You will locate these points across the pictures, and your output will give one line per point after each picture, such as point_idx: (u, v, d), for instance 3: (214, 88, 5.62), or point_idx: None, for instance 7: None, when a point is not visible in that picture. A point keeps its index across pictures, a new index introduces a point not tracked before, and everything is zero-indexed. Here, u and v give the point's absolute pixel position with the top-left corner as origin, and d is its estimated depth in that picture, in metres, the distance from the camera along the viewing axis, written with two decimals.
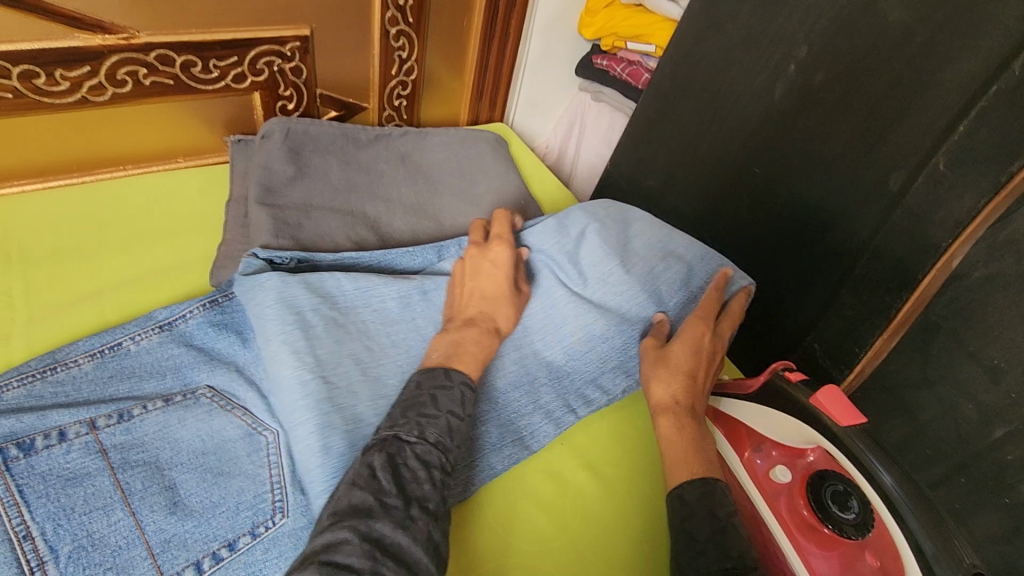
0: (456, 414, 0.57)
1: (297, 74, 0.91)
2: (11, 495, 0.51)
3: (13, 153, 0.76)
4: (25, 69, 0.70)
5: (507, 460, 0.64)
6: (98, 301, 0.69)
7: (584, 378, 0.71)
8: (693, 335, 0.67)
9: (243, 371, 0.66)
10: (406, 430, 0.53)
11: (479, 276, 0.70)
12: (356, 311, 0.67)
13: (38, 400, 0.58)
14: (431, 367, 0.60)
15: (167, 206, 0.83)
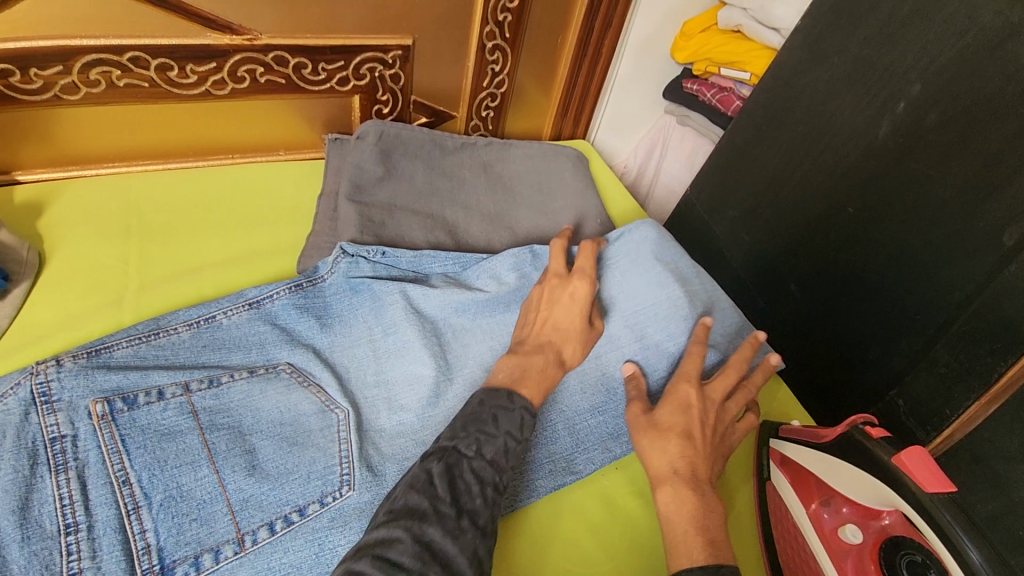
0: (515, 436, 0.58)
1: (395, 80, 0.95)
2: (115, 442, 0.56)
3: (143, 135, 0.85)
4: (162, 62, 0.78)
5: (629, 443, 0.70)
6: (199, 275, 0.75)
7: None
8: (681, 396, 0.65)
9: (320, 354, 0.69)
10: (465, 443, 0.56)
11: (555, 307, 0.71)
12: (481, 319, 0.75)
13: (142, 360, 0.63)
14: (497, 387, 0.62)
15: (267, 192, 0.89)
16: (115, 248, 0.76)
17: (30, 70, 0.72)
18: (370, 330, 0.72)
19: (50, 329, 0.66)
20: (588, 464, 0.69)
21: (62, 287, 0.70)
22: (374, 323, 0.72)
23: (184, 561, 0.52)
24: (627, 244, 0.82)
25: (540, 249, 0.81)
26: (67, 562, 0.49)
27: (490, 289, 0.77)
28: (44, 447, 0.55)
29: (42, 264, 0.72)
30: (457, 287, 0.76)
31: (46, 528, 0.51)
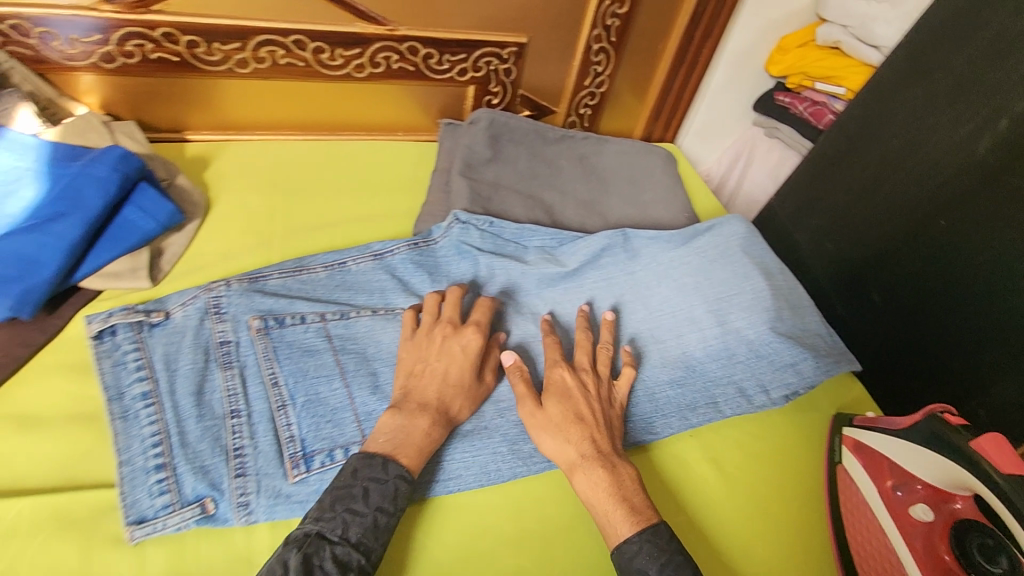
0: (385, 510, 0.57)
1: (507, 74, 1.05)
2: (269, 351, 0.67)
3: (291, 109, 0.98)
4: (317, 45, 0.90)
5: (702, 418, 0.76)
6: (331, 228, 0.87)
7: (754, 385, 0.78)
8: (560, 383, 0.69)
9: None
10: (330, 527, 0.54)
11: (444, 358, 0.67)
12: (572, 291, 0.83)
13: (288, 290, 0.75)
14: (373, 452, 0.60)
15: (387, 166, 1.00)
16: (265, 200, 0.89)
17: (213, 45, 0.86)
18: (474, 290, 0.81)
19: (214, 259, 0.79)
20: (666, 428, 0.74)
21: (223, 226, 0.83)
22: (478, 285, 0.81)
23: (321, 453, 0.62)
24: (714, 237, 0.86)
25: (631, 233, 0.87)
26: (232, 439, 0.60)
27: (580, 264, 0.84)
28: (214, 348, 0.67)
29: (208, 206, 0.85)
30: (551, 262, 0.84)
31: (215, 410, 0.62)
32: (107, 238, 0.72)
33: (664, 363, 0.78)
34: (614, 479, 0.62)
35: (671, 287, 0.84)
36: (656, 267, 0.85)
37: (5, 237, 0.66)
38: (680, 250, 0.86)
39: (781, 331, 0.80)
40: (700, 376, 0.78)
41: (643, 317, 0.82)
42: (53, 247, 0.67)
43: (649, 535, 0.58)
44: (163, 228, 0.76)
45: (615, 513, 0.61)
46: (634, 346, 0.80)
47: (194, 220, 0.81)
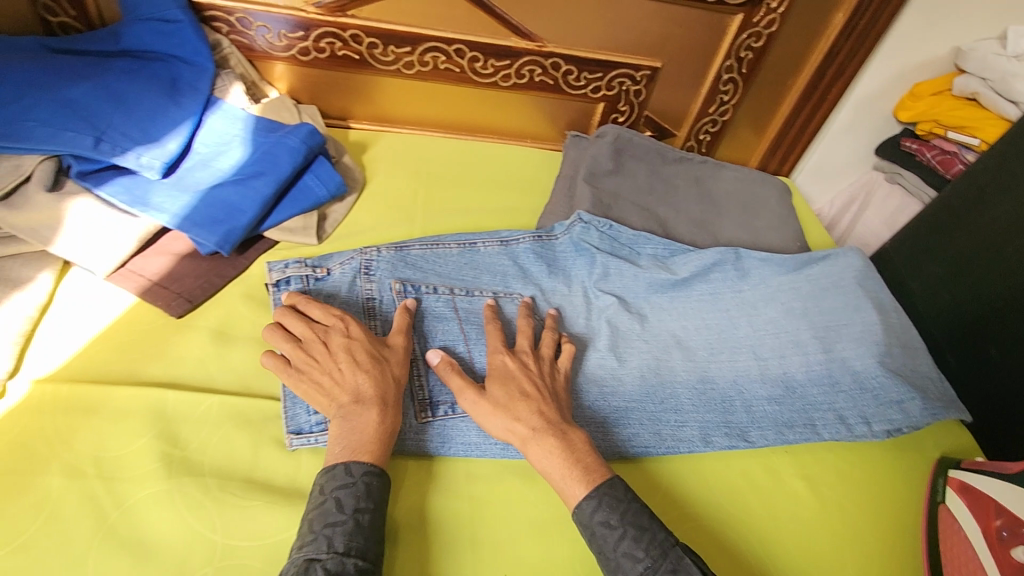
0: (364, 508, 0.58)
1: (637, 95, 1.12)
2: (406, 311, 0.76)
3: (438, 109, 1.10)
4: (473, 54, 1.01)
5: (798, 437, 0.77)
6: (465, 216, 0.98)
7: (856, 415, 0.79)
8: (500, 367, 0.69)
9: (545, 293, 0.85)
10: (314, 547, 0.55)
11: (329, 363, 0.65)
12: (679, 299, 0.88)
13: (424, 261, 0.84)
14: (332, 462, 0.60)
15: (515, 168, 1.10)
16: (410, 185, 1.00)
17: (389, 47, 0.99)
18: (586, 286, 0.87)
19: (367, 231, 0.91)
20: (761, 438, 0.77)
21: (375, 203, 0.95)
22: (592, 281, 0.87)
23: (446, 403, 0.70)
24: (827, 269, 0.89)
25: (744, 253, 0.91)
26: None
27: (688, 274, 0.88)
28: (362, 302, 0.77)
29: (364, 183, 0.98)
30: (661, 270, 0.89)
31: None
32: (288, 199, 0.85)
33: (764, 380, 0.81)
34: (565, 446, 0.64)
35: (778, 310, 0.86)
36: (765, 289, 0.88)
37: (217, 187, 0.81)
38: (791, 276, 0.89)
39: (888, 367, 0.81)
40: (799, 397, 0.80)
41: (747, 333, 0.85)
42: (253, 200, 0.80)
43: (605, 489, 0.61)
44: (330, 196, 0.88)
45: (570, 476, 0.63)
46: (736, 358, 0.83)
47: (352, 194, 0.94)
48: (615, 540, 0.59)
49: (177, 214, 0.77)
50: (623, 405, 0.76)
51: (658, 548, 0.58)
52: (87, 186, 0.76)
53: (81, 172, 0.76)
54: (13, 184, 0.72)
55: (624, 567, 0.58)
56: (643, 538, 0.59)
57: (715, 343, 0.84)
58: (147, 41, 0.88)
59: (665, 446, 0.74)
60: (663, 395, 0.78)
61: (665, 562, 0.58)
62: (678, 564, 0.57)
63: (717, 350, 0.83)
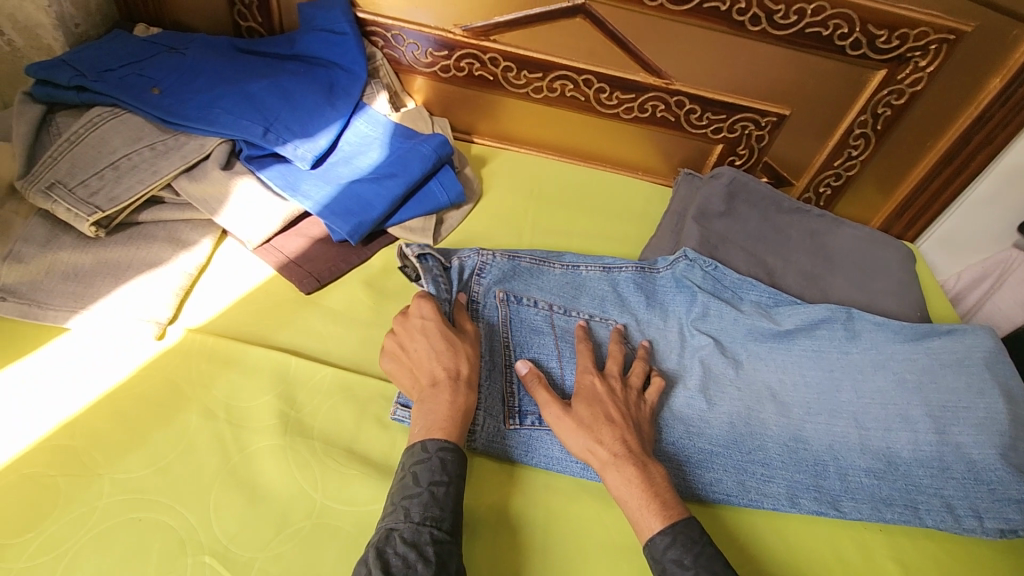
0: (438, 481, 0.61)
1: (759, 141, 1.11)
2: (508, 319, 0.79)
3: (557, 135, 1.15)
4: (601, 85, 1.05)
5: (897, 517, 0.72)
6: (571, 239, 1.01)
7: (966, 509, 0.73)
8: (588, 387, 0.70)
9: (639, 324, 0.85)
10: (394, 519, 0.58)
11: (412, 345, 0.69)
12: (778, 350, 0.85)
13: (529, 274, 0.86)
14: (412, 441, 0.64)
15: (624, 199, 1.12)
16: (522, 202, 1.05)
17: (522, 72, 1.05)
18: (682, 322, 0.87)
19: (479, 239, 0.96)
20: (854, 511, 0.72)
21: (489, 213, 1.01)
22: (689, 318, 0.87)
23: (533, 413, 0.73)
24: (952, 344, 0.83)
25: (856, 314, 0.87)
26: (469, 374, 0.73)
27: (792, 326, 0.86)
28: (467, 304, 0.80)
29: (481, 195, 1.04)
30: (765, 318, 0.87)
31: None
32: (414, 200, 0.93)
33: (864, 450, 0.76)
34: (647, 475, 0.64)
35: (889, 379, 0.82)
36: (876, 355, 0.84)
37: (356, 182, 0.89)
38: (906, 346, 0.85)
39: (1009, 462, 0.74)
40: (902, 475, 0.75)
41: (850, 398, 0.81)
42: (384, 197, 0.88)
43: (682, 528, 0.61)
44: (450, 203, 0.95)
45: (647, 507, 0.62)
46: (836, 422, 0.79)
47: (468, 203, 1.00)
48: None
49: (320, 202, 0.86)
50: (708, 449, 0.74)
51: None
52: (251, 168, 0.87)
53: (250, 155, 0.87)
54: (196, 159, 0.83)
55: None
56: None
57: (814, 402, 0.80)
58: (315, 48, 1.00)
59: (748, 498, 0.71)
60: (752, 445, 0.75)
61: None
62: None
63: (816, 410, 0.80)
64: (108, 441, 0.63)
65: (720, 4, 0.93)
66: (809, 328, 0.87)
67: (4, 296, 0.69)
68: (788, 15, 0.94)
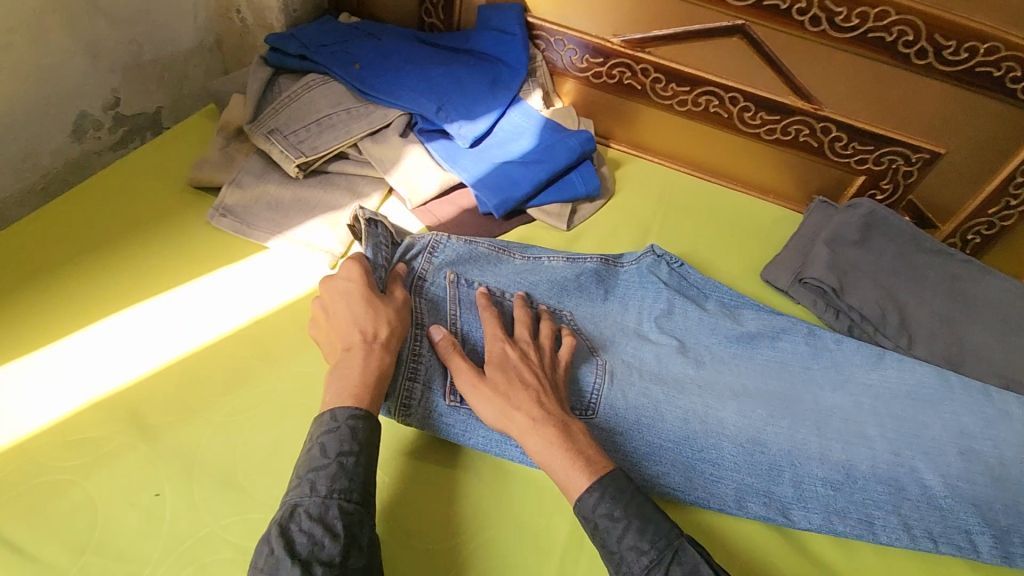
0: (347, 452, 0.60)
1: (906, 177, 1.09)
2: (456, 305, 0.76)
3: (692, 148, 1.18)
4: (746, 104, 1.08)
5: (851, 529, 0.73)
6: (696, 247, 1.05)
7: (924, 529, 0.73)
8: (498, 353, 0.70)
9: (591, 320, 0.85)
10: (298, 493, 0.58)
11: (332, 307, 0.68)
12: (744, 355, 0.86)
13: (484, 261, 0.84)
14: (321, 410, 0.64)
15: (754, 218, 1.13)
16: (651, 205, 1.10)
17: (671, 84, 1.11)
18: (644, 316, 0.88)
19: (607, 232, 1.03)
20: (804, 519, 0.73)
21: (620, 211, 1.07)
22: (653, 313, 0.88)
23: None
24: (903, 375, 0.86)
25: (819, 330, 0.89)
26: (413, 345, 0.71)
27: (754, 330, 0.88)
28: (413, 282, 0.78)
29: (614, 194, 1.11)
30: (728, 319, 0.89)
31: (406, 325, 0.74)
32: (554, 187, 1.01)
33: (824, 460, 0.75)
34: (565, 436, 0.65)
35: (845, 398, 0.83)
36: (837, 374, 0.86)
37: (506, 163, 0.99)
38: (870, 372, 0.86)
39: (961, 493, 0.75)
40: (859, 488, 0.75)
41: (811, 408, 0.81)
42: (531, 180, 0.97)
43: (604, 482, 0.63)
44: (585, 194, 1.02)
45: (568, 466, 0.63)
46: (799, 428, 0.78)
47: (602, 199, 1.07)
48: (620, 533, 0.61)
49: (473, 175, 0.97)
50: (658, 442, 0.74)
51: (662, 539, 0.60)
52: (422, 139, 1.00)
53: (423, 129, 1.00)
54: (379, 126, 0.97)
55: (628, 559, 0.60)
56: (647, 529, 0.61)
57: (777, 407, 0.79)
58: (487, 45, 1.12)
59: (692, 493, 0.72)
60: (706, 443, 0.75)
61: (668, 553, 0.59)
62: (679, 552, 0.60)
63: (778, 414, 0.79)
64: (289, 340, 0.75)
65: (886, 35, 0.95)
66: (772, 336, 0.88)
67: (225, 214, 0.86)
68: (958, 52, 0.93)
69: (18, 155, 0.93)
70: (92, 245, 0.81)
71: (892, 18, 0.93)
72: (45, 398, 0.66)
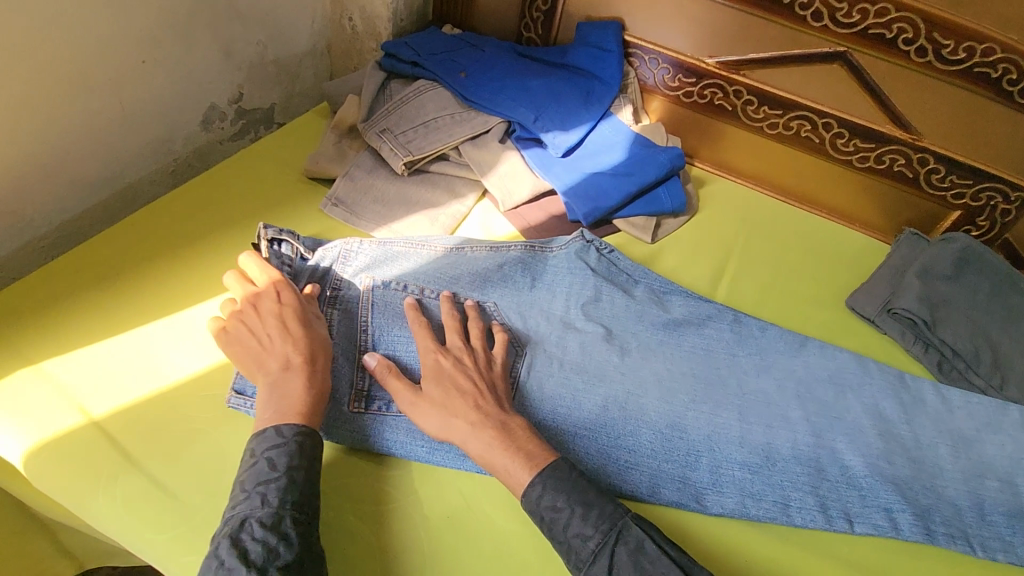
0: (296, 466, 0.63)
1: (1004, 215, 1.06)
2: (371, 318, 0.77)
3: (779, 174, 1.18)
4: (840, 130, 1.08)
5: (762, 512, 0.74)
6: (779, 270, 1.05)
7: (838, 509, 0.75)
8: (433, 365, 0.72)
9: (520, 304, 0.85)
10: (246, 505, 0.59)
11: (259, 329, 0.70)
12: (669, 342, 0.86)
13: (400, 260, 0.85)
14: (260, 426, 0.65)
15: (839, 246, 1.12)
16: (733, 225, 1.11)
17: (762, 107, 1.12)
18: (571, 302, 0.88)
19: (690, 249, 1.04)
20: (716, 505, 0.74)
21: (703, 228, 1.09)
22: (580, 299, 0.88)
23: (382, 400, 0.74)
24: (822, 361, 0.86)
25: (743, 316, 0.89)
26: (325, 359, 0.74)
27: (681, 317, 0.88)
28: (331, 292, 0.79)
29: (697, 212, 1.12)
30: (656, 306, 0.89)
31: None
32: (641, 200, 1.03)
33: (743, 444, 0.78)
34: (503, 436, 0.67)
35: (770, 382, 0.84)
36: (760, 359, 0.86)
37: (596, 174, 1.03)
38: (791, 359, 0.87)
39: (880, 471, 0.77)
40: (777, 471, 0.76)
41: (737, 391, 0.83)
42: (619, 191, 1.00)
43: (548, 473, 0.65)
44: (670, 210, 1.05)
45: (512, 467, 0.66)
46: (719, 413, 0.80)
47: (686, 215, 1.09)
48: (565, 521, 0.63)
49: (565, 183, 1.01)
50: (574, 430, 0.75)
51: (605, 522, 0.62)
52: (518, 147, 1.05)
53: (519, 136, 1.05)
54: (480, 131, 1.02)
55: (575, 547, 0.62)
56: (588, 512, 0.63)
57: (699, 391, 0.81)
58: (583, 61, 1.16)
59: (605, 479, 0.73)
60: (622, 431, 0.77)
61: (612, 534, 0.62)
62: (623, 532, 0.62)
63: (700, 398, 0.81)
64: None
65: (990, 71, 0.95)
66: (700, 323, 0.89)
67: (337, 205, 0.94)
68: None
69: (158, 139, 1.04)
70: (214, 223, 0.90)
71: (998, 56, 0.93)
72: (183, 354, 0.75)
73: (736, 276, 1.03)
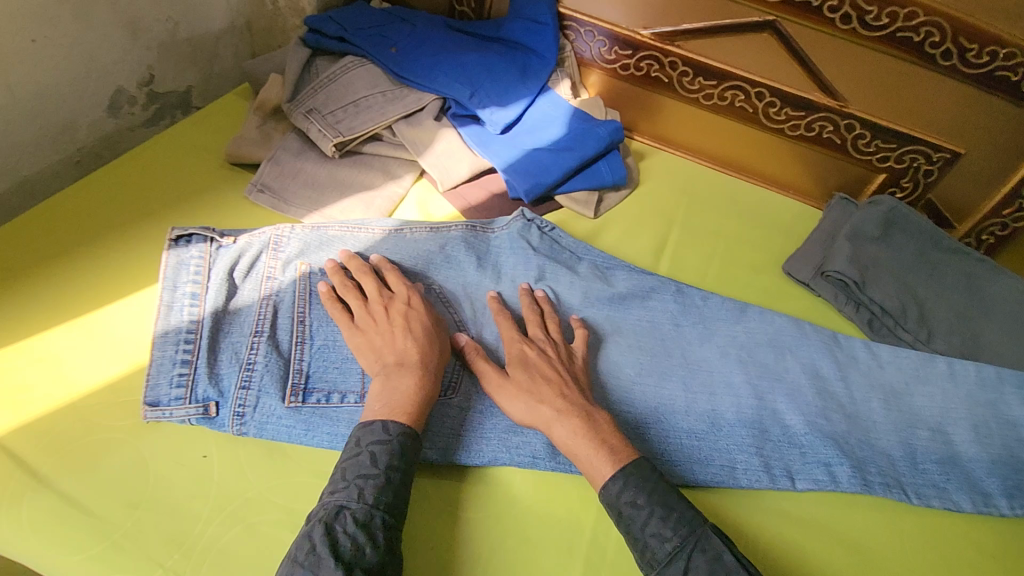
0: (395, 467, 0.60)
1: (926, 176, 1.10)
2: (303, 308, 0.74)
3: (716, 147, 1.20)
4: (771, 99, 1.10)
5: (710, 476, 0.75)
6: (718, 239, 1.07)
7: (781, 468, 0.77)
8: (520, 353, 0.74)
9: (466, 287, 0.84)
10: (343, 495, 0.57)
11: (386, 324, 0.70)
12: (615, 316, 0.86)
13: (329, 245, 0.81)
14: (372, 419, 0.63)
15: (774, 212, 1.15)
16: (673, 197, 1.12)
17: (698, 78, 1.12)
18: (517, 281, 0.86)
19: (633, 223, 1.04)
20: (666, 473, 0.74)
21: (644, 201, 1.09)
22: (525, 277, 0.86)
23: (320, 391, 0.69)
24: (762, 325, 0.88)
25: (685, 287, 0.90)
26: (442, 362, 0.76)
27: (625, 291, 0.88)
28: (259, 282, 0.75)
29: (638, 185, 1.12)
30: (599, 281, 0.88)
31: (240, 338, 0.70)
32: (582, 175, 1.02)
33: (690, 412, 0.79)
34: (588, 425, 0.68)
35: (714, 350, 0.85)
36: (704, 329, 0.87)
37: (536, 150, 1.01)
38: (730, 325, 0.88)
39: (819, 428, 0.80)
40: (723, 436, 0.78)
41: (682, 360, 0.84)
42: (560, 167, 0.99)
43: (632, 472, 0.64)
44: (612, 181, 1.04)
45: (597, 457, 0.66)
46: (665, 384, 0.81)
47: (627, 188, 1.09)
48: (644, 519, 0.61)
49: (505, 160, 0.99)
50: None
51: (684, 527, 0.60)
52: (455, 125, 1.02)
53: (455, 114, 1.02)
54: (414, 109, 0.99)
55: (651, 546, 0.60)
56: (672, 518, 0.61)
57: (646, 364, 0.82)
58: (518, 34, 1.14)
59: None
60: None
61: (691, 540, 0.60)
62: (703, 540, 0.59)
63: (648, 371, 0.82)
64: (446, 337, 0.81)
65: (914, 35, 0.96)
66: (646, 295, 0.89)
67: (263, 190, 0.88)
68: (979, 56, 0.95)
69: (59, 125, 0.95)
70: (130, 215, 0.83)
71: (920, 19, 0.95)
72: (97, 357, 0.69)
73: (677, 247, 1.03)
